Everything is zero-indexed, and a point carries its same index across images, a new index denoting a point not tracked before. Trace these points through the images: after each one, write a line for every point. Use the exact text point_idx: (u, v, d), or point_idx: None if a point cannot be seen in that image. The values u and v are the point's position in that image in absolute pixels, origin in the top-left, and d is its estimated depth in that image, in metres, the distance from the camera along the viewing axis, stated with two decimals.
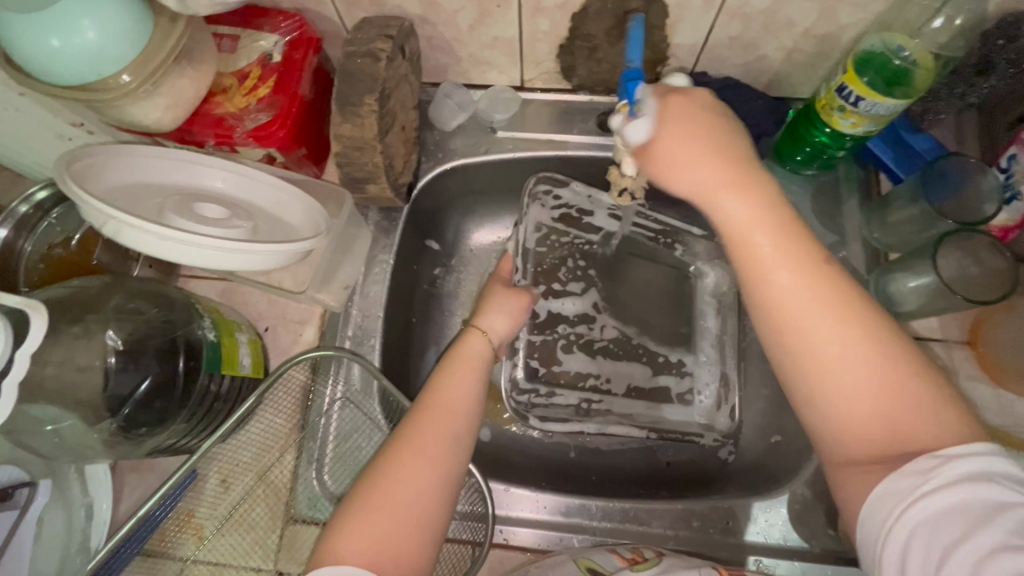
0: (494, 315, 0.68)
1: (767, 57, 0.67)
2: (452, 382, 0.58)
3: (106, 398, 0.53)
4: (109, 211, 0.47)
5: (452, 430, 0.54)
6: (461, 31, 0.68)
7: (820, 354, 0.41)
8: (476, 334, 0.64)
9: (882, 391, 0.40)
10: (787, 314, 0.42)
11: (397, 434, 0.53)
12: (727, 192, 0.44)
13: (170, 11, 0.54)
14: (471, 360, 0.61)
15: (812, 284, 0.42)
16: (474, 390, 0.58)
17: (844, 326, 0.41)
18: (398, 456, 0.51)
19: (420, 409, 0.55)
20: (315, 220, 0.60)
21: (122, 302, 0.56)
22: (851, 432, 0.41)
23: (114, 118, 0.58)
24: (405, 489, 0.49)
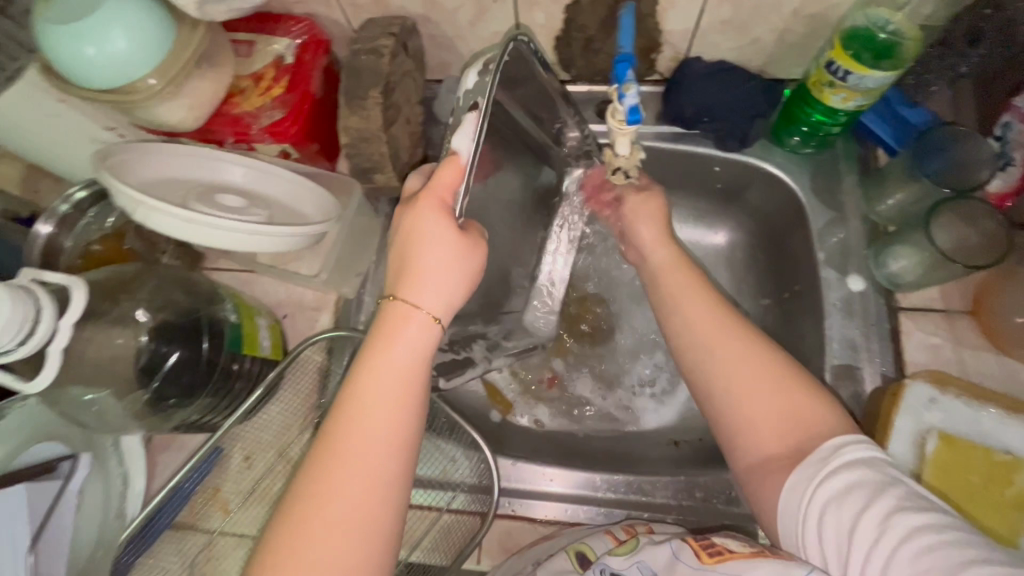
0: (429, 280, 0.46)
1: (760, 39, 0.69)
2: (364, 406, 0.43)
3: (137, 372, 0.57)
4: (140, 197, 0.51)
5: (372, 472, 0.42)
6: (461, 28, 0.72)
7: (715, 363, 0.52)
8: (415, 312, 0.46)
9: (778, 402, 0.49)
10: (685, 336, 0.55)
11: (325, 440, 0.43)
12: (661, 253, 0.62)
13: (191, 19, 0.58)
14: (396, 368, 0.44)
15: (708, 309, 0.55)
16: (421, 368, 0.45)
17: (744, 350, 0.51)
18: (303, 523, 0.40)
19: (347, 404, 0.43)
20: (327, 210, 0.65)
21: (154, 287, 0.60)
22: (751, 438, 0.49)
23: (142, 119, 0.62)
24: (342, 510, 0.40)
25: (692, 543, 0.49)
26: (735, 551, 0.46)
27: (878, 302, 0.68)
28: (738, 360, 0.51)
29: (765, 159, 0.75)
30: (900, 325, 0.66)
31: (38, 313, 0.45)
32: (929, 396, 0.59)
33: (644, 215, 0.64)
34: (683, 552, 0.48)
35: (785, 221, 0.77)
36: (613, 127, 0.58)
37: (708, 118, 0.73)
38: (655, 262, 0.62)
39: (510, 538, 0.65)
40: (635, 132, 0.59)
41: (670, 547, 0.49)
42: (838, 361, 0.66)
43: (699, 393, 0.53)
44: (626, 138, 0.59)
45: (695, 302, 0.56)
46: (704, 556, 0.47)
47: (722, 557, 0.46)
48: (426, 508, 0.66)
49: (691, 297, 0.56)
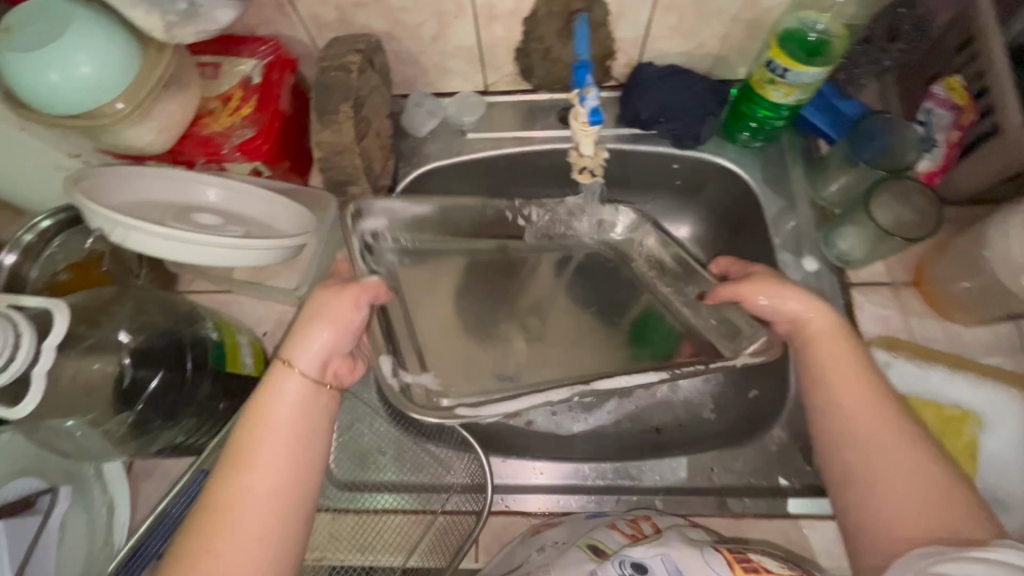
0: (305, 344, 0.50)
1: (705, 44, 0.74)
2: (251, 456, 0.46)
3: (118, 396, 0.56)
4: (116, 218, 0.51)
5: (253, 520, 0.44)
6: (425, 44, 0.74)
7: (866, 437, 0.51)
8: (290, 375, 0.49)
9: (917, 497, 0.48)
10: (824, 420, 0.54)
11: (206, 503, 0.45)
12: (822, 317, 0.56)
13: (157, 43, 0.59)
14: (271, 420, 0.48)
15: (868, 390, 0.52)
16: (304, 423, 0.49)
17: (892, 436, 0.50)
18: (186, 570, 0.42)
19: (228, 466, 0.46)
20: (303, 223, 0.66)
21: (131, 313, 0.59)
22: (883, 520, 0.48)
23: (108, 143, 0.62)
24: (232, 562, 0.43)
25: (725, 555, 0.52)
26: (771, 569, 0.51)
27: (831, 280, 0.73)
28: (889, 441, 0.50)
29: (718, 154, 0.80)
30: (852, 300, 0.71)
31: (18, 338, 0.44)
32: (882, 361, 0.66)
33: (762, 281, 0.59)
34: (715, 560, 0.51)
35: (741, 211, 0.83)
36: (577, 129, 0.62)
37: (664, 119, 0.78)
38: (811, 329, 0.56)
39: (504, 533, 0.66)
40: (598, 133, 0.63)
41: (703, 556, 0.52)
42: None
43: (830, 472, 0.53)
44: (590, 138, 0.63)
45: (846, 379, 0.53)
46: (735, 565, 0.51)
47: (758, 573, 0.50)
48: (420, 512, 0.67)
49: (841, 375, 0.53)
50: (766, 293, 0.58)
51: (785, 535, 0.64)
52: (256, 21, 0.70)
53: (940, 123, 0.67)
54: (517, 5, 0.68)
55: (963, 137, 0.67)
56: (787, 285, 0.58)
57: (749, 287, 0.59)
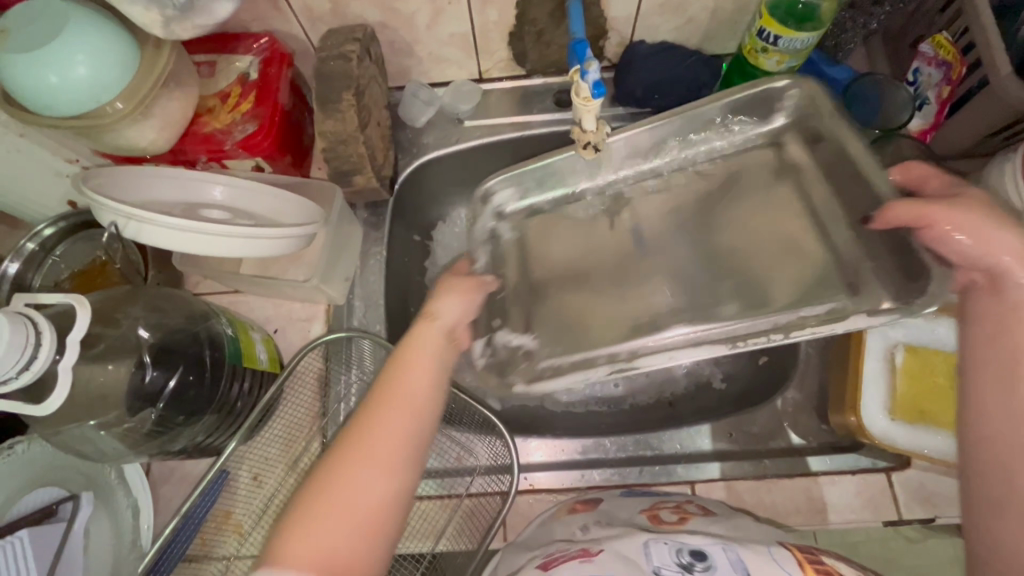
0: (450, 304, 0.58)
1: (695, 18, 0.75)
2: (403, 378, 0.51)
3: (131, 397, 0.54)
4: (128, 211, 0.51)
5: (404, 432, 0.48)
6: (419, 32, 0.75)
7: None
8: (429, 327, 0.55)
9: None
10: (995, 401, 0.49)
11: (339, 439, 0.48)
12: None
13: (154, 40, 0.59)
14: (419, 353, 0.53)
15: None
16: (429, 380, 0.52)
17: None
18: (342, 461, 0.46)
19: (370, 403, 0.49)
20: (312, 215, 0.65)
21: (141, 312, 0.57)
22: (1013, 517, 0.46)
23: (109, 144, 0.62)
24: (361, 493, 0.45)
25: (796, 554, 0.47)
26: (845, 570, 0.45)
27: None
28: None
29: None
30: None
31: (38, 338, 0.44)
32: (884, 338, 0.65)
33: (968, 207, 0.54)
34: (784, 558, 0.47)
35: None
36: (578, 104, 0.62)
37: (659, 95, 0.79)
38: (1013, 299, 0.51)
39: (529, 511, 0.67)
40: (598, 109, 0.63)
41: (769, 555, 0.48)
42: None
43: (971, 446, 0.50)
44: (590, 114, 0.63)
45: None
46: (808, 566, 0.46)
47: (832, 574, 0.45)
48: (445, 496, 0.67)
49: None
50: (965, 231, 0.54)
51: (807, 493, 0.64)
52: (249, 17, 0.70)
53: (930, 80, 0.69)
54: None
55: (952, 93, 0.69)
56: (999, 227, 0.53)
57: (943, 212, 0.55)
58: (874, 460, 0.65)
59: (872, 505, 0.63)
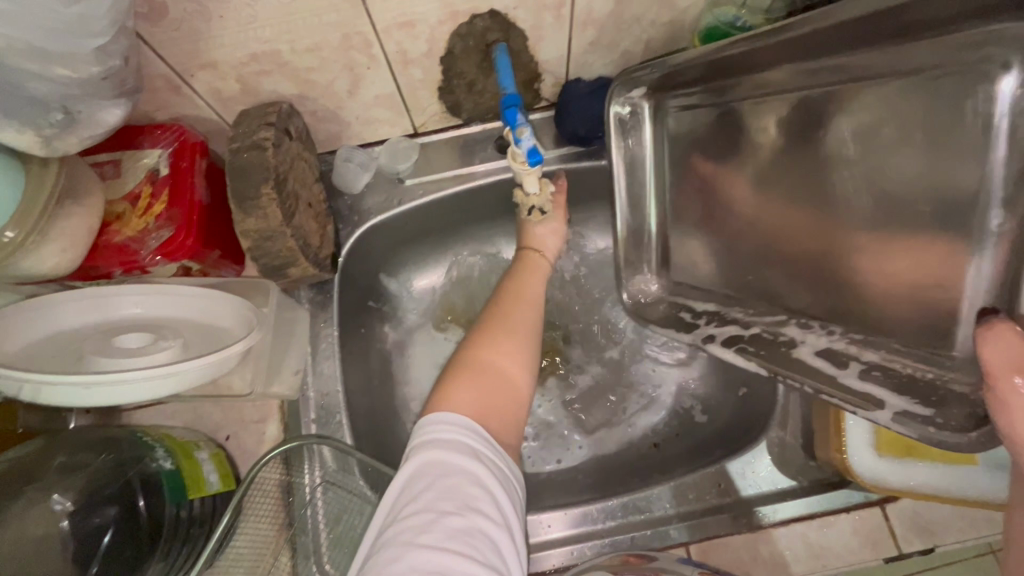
0: (548, 236, 0.70)
1: (628, 52, 0.72)
2: (522, 287, 0.65)
3: (71, 564, 0.49)
4: (19, 375, 0.44)
5: (529, 318, 0.61)
6: (342, 99, 0.70)
7: None
8: (538, 259, 0.68)
9: None
10: None
11: (485, 330, 0.59)
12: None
13: (39, 157, 0.53)
14: (537, 272, 0.67)
15: None
16: (543, 296, 0.65)
17: None
18: (489, 338, 0.57)
19: (502, 305, 0.62)
20: (244, 317, 0.60)
21: (66, 459, 0.54)
22: None
23: (4, 276, 0.55)
24: (498, 362, 0.55)
25: None
26: None
27: None
28: None
29: None
30: None
31: None
32: None
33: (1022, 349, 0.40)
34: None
35: None
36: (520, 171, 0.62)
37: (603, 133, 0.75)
38: None
39: None
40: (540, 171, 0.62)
41: None
42: None
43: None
44: (533, 176, 0.63)
45: None
46: None
47: None
48: None
49: None
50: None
51: (804, 539, 0.62)
52: (151, 107, 0.64)
53: None
54: (431, 46, 0.64)
55: None
56: None
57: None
58: (866, 493, 0.63)
59: (870, 542, 0.62)
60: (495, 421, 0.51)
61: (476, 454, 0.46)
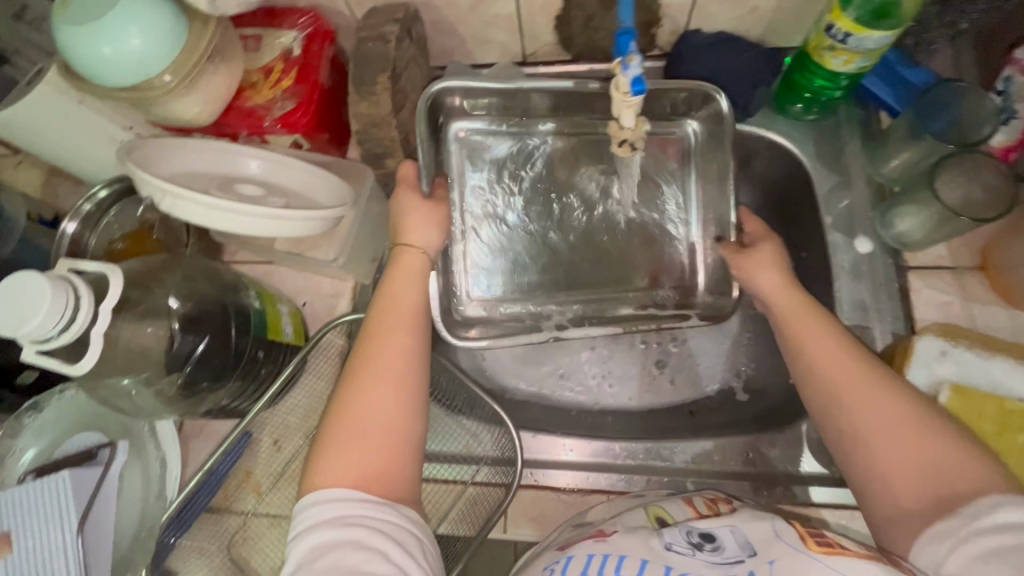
0: (422, 226, 0.60)
1: (758, 8, 0.69)
2: (391, 304, 0.53)
3: (170, 357, 0.58)
4: (165, 187, 0.53)
5: (403, 351, 0.51)
6: (463, 12, 0.73)
7: (892, 447, 0.48)
8: (412, 252, 0.58)
9: (906, 448, 0.47)
10: (812, 375, 0.55)
11: (354, 366, 0.50)
12: (784, 299, 0.61)
13: (202, 14, 0.60)
14: (406, 283, 0.56)
15: (901, 406, 0.49)
16: (418, 309, 0.54)
17: (927, 429, 0.48)
18: (357, 386, 0.48)
19: (370, 339, 0.51)
20: (340, 193, 0.66)
21: (180, 280, 0.61)
22: (891, 491, 0.47)
23: (158, 115, 0.64)
24: (370, 415, 0.47)
25: (797, 526, 0.42)
26: (850, 547, 0.39)
27: (886, 263, 0.69)
28: (885, 415, 0.49)
29: (767, 128, 0.76)
30: (909, 284, 0.68)
31: (78, 299, 0.47)
32: (939, 349, 0.62)
33: None
34: (786, 532, 0.42)
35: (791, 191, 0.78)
36: (616, 101, 0.60)
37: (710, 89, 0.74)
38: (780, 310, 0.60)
39: (533, 507, 0.67)
40: (639, 105, 0.60)
41: (771, 527, 0.43)
42: (849, 322, 0.68)
43: (839, 439, 0.51)
44: (630, 110, 0.61)
45: (822, 345, 0.55)
46: (808, 538, 0.40)
47: (830, 548, 0.39)
48: (450, 482, 0.68)
49: (854, 387, 0.51)
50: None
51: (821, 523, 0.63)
52: None
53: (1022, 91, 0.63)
54: None
55: None
56: None
57: None
58: None
59: None
60: (379, 478, 0.45)
61: (355, 519, 0.42)
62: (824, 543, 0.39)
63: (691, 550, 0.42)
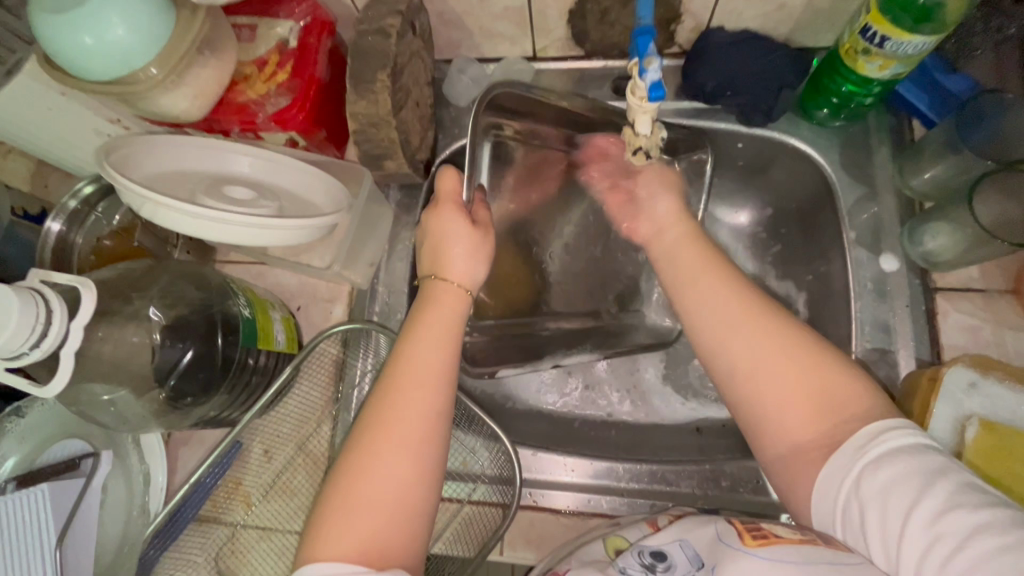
0: (464, 261, 0.51)
1: (788, 5, 0.64)
2: (417, 349, 0.45)
3: (153, 371, 0.56)
4: (144, 193, 0.49)
5: (428, 408, 0.43)
6: (471, 4, 0.68)
7: (765, 370, 0.44)
8: (454, 291, 0.50)
9: (797, 387, 0.43)
10: (695, 322, 0.49)
11: (368, 419, 0.43)
12: (671, 231, 0.58)
13: (190, 3, 0.56)
14: (440, 321, 0.47)
15: (771, 334, 0.45)
16: (450, 357, 0.46)
17: (797, 354, 0.44)
18: (369, 448, 0.41)
19: (388, 388, 0.43)
20: (335, 197, 0.62)
21: (166, 284, 0.59)
22: (779, 429, 0.43)
23: (144, 110, 0.60)
24: (382, 483, 0.40)
25: (735, 525, 0.42)
26: (783, 535, 0.40)
27: (912, 283, 0.65)
28: (765, 349, 0.45)
29: (791, 134, 0.72)
30: (936, 307, 0.64)
31: (48, 315, 0.44)
32: (969, 380, 0.58)
33: None
34: (727, 534, 0.41)
35: (813, 202, 0.74)
36: (633, 106, 0.56)
37: (732, 92, 0.69)
38: (671, 248, 0.56)
39: (531, 529, 0.64)
40: (656, 111, 0.56)
41: (711, 530, 0.43)
42: (871, 345, 0.64)
43: (721, 381, 0.47)
44: (647, 116, 0.56)
45: (712, 290, 0.49)
46: (747, 537, 0.40)
47: (767, 541, 0.40)
48: (447, 499, 0.66)
49: (738, 320, 0.46)
50: None
51: None
52: None
53: None
54: None
55: None
56: None
57: None
58: None
59: None
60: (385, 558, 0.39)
61: None
62: (761, 537, 0.40)
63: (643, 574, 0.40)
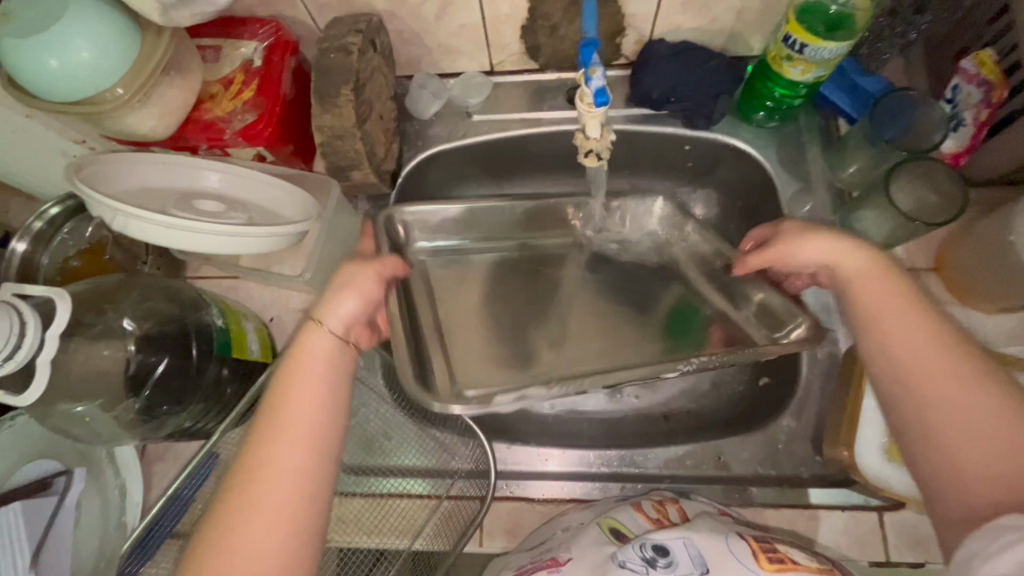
0: (337, 303, 0.50)
1: (719, 18, 0.71)
2: (287, 397, 0.44)
3: (126, 380, 0.57)
4: (116, 206, 0.51)
5: (298, 460, 0.42)
6: (427, 22, 0.72)
7: (959, 423, 0.42)
8: (316, 332, 0.48)
9: (991, 447, 0.41)
10: (880, 354, 0.46)
11: (234, 477, 0.41)
12: (848, 262, 0.50)
13: (155, 26, 0.58)
14: (309, 363, 0.46)
15: (975, 384, 0.42)
16: (325, 400, 0.45)
17: (1004, 412, 0.41)
18: (236, 509, 0.40)
19: (256, 441, 0.42)
20: (304, 208, 0.64)
21: (138, 297, 0.60)
22: (964, 488, 0.41)
23: (110, 128, 0.62)
24: (251, 548, 0.39)
25: (750, 543, 0.49)
26: (799, 561, 0.48)
27: None
28: (963, 399, 0.42)
29: (732, 135, 0.77)
30: None
31: (23, 327, 0.45)
32: None
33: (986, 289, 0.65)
34: (741, 549, 0.49)
35: (756, 196, 0.80)
36: (583, 112, 0.59)
37: (676, 98, 0.74)
38: (847, 272, 0.50)
39: (509, 519, 0.67)
40: (604, 115, 0.60)
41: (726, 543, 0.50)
42: None
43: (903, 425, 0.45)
44: (596, 120, 0.60)
45: (905, 322, 0.45)
46: (762, 557, 0.48)
47: (784, 564, 0.47)
48: (426, 497, 0.67)
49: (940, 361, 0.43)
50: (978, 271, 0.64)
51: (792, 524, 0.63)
52: (255, 1, 0.68)
53: (969, 100, 0.64)
54: None
55: (991, 115, 0.64)
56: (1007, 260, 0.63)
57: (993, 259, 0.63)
58: (866, 498, 0.64)
59: (858, 542, 0.63)
60: None
61: None
62: (777, 560, 0.47)
63: (645, 567, 0.48)
